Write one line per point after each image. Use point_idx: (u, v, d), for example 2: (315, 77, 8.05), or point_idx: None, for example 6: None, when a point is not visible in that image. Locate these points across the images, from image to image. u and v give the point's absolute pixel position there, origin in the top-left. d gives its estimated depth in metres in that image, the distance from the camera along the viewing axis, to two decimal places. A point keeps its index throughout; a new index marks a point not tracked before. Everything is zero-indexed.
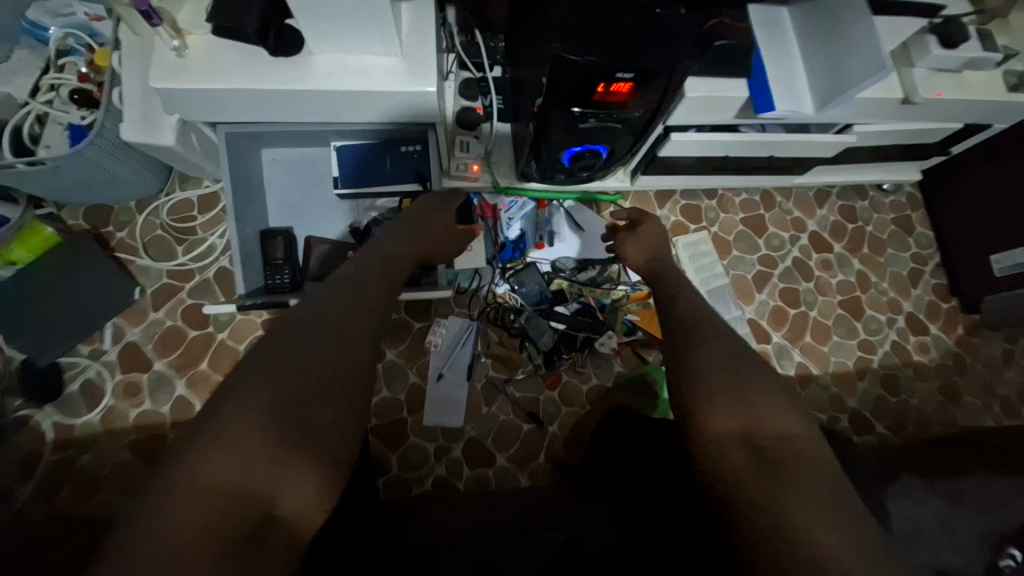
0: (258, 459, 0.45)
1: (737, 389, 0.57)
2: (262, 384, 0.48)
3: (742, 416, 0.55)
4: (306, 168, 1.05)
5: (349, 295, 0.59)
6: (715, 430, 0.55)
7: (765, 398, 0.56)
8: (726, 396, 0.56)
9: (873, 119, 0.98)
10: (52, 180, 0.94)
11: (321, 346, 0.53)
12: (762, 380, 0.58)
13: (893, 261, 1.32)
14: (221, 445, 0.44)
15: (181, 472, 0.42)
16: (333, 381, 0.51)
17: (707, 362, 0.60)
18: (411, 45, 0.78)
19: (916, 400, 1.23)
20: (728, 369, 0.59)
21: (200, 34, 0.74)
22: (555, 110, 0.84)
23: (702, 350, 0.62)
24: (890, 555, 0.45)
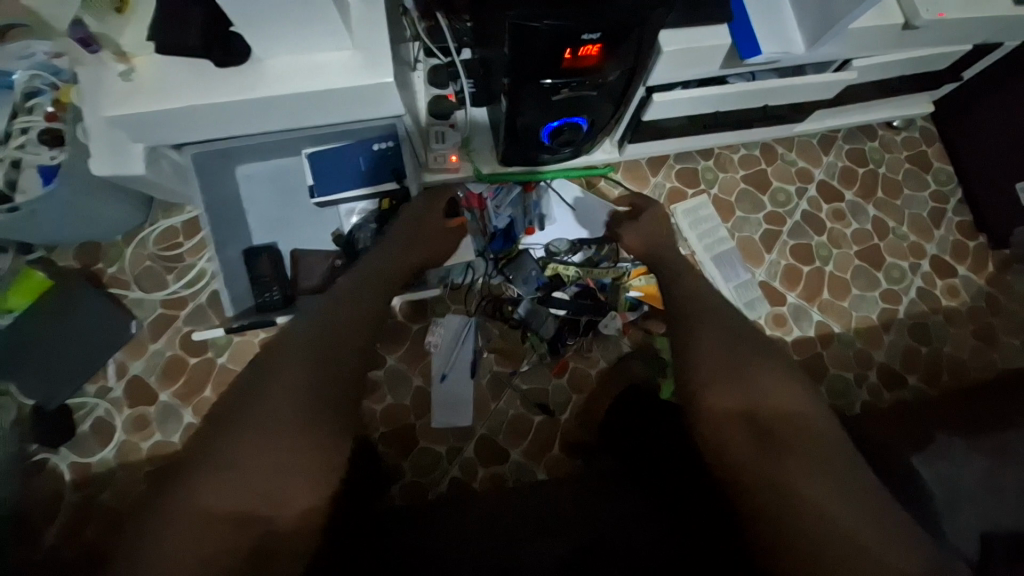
0: (272, 481, 0.57)
1: (738, 374, 0.65)
2: (269, 418, 0.60)
3: (742, 398, 0.63)
4: (281, 180, 1.02)
5: (336, 325, 0.70)
6: (721, 409, 0.63)
7: (770, 381, 0.64)
8: (730, 379, 0.65)
9: (873, 51, 0.90)
10: (33, 224, 0.95)
11: (313, 379, 0.64)
12: (762, 365, 0.66)
13: (911, 202, 1.24)
14: (238, 472, 0.56)
15: (210, 496, 0.55)
16: (327, 409, 0.62)
17: (714, 351, 0.68)
18: (363, 37, 0.74)
19: (950, 347, 1.15)
20: (730, 356, 0.67)
21: (146, 55, 0.72)
22: (524, 86, 0.80)
23: (709, 341, 0.70)
24: (866, 512, 0.55)
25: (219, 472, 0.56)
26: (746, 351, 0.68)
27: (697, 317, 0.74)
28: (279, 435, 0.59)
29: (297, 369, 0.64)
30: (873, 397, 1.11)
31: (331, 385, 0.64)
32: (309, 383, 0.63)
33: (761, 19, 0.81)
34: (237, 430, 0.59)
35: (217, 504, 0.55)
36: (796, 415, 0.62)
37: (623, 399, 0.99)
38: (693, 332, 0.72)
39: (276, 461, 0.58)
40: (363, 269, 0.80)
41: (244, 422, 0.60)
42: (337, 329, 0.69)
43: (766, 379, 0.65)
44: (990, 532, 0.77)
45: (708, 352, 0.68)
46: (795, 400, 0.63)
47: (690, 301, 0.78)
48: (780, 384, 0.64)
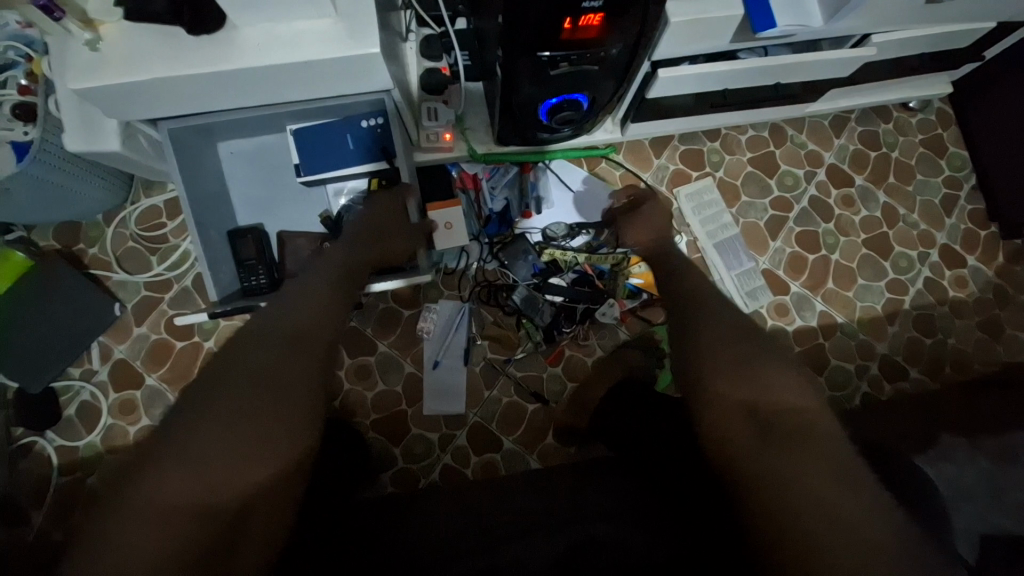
0: (231, 471, 0.51)
1: (739, 367, 0.60)
2: (226, 402, 0.54)
3: (749, 390, 0.58)
4: (267, 158, 0.97)
5: (302, 310, 0.65)
6: (722, 402, 0.58)
7: (775, 373, 0.59)
8: (732, 372, 0.60)
9: (894, 26, 0.84)
10: (8, 204, 0.91)
11: (278, 362, 0.58)
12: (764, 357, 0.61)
13: (923, 189, 1.19)
14: (190, 460, 0.50)
15: (158, 488, 0.48)
16: (292, 394, 0.57)
17: (712, 344, 0.64)
18: (347, 4, 0.68)
19: (954, 339, 1.12)
20: (731, 349, 0.62)
21: (113, 22, 0.67)
22: (520, 59, 0.74)
23: (707, 334, 0.65)
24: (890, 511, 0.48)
25: (167, 460, 0.49)
26: (748, 343, 0.63)
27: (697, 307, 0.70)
28: (241, 419, 0.53)
29: (261, 353, 0.59)
30: (873, 389, 1.09)
31: (297, 369, 0.59)
32: (273, 366, 0.58)
33: None
34: (190, 414, 0.52)
35: (165, 496, 0.48)
36: (802, 410, 0.55)
37: (617, 385, 0.96)
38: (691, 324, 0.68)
39: (236, 449, 0.52)
40: (351, 255, 0.78)
41: (198, 406, 0.53)
42: (303, 313, 0.65)
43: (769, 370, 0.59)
44: (988, 534, 0.76)
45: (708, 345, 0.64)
46: (800, 393, 0.57)
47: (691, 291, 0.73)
48: (784, 375, 0.59)
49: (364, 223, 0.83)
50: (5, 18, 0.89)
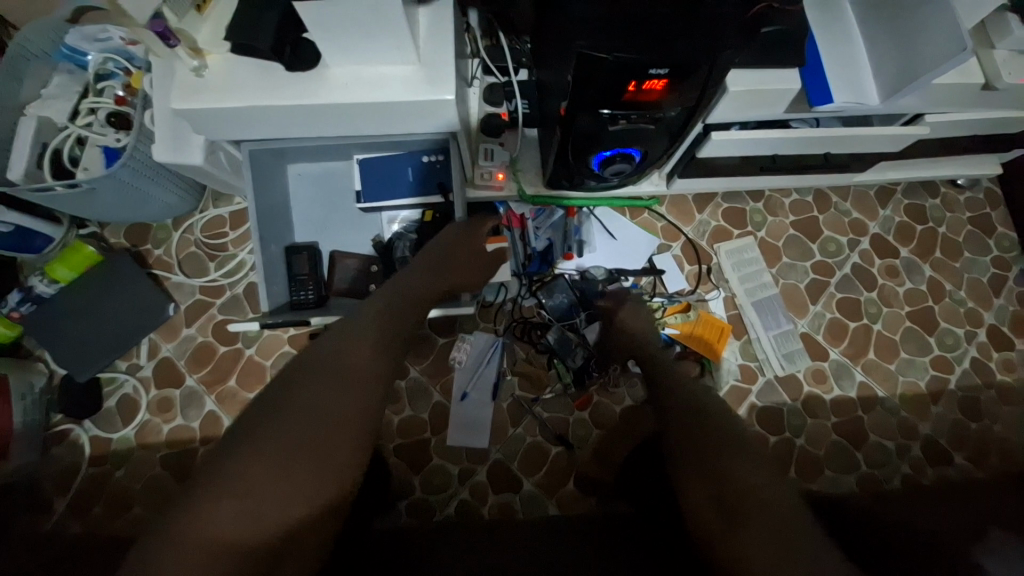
0: (273, 508, 0.52)
1: (710, 454, 0.63)
2: (274, 438, 0.56)
3: (710, 475, 0.60)
4: (329, 183, 1.03)
5: (359, 346, 0.67)
6: (696, 494, 0.61)
7: (739, 461, 0.61)
8: (704, 458, 0.62)
9: (950, 108, 0.85)
10: (88, 202, 0.98)
11: (326, 402, 0.60)
12: (732, 442, 0.63)
13: (971, 267, 1.17)
14: (236, 495, 0.51)
15: (203, 522, 0.49)
16: (337, 435, 0.59)
17: (692, 425, 0.67)
18: (429, 53, 0.74)
19: (1002, 427, 1.07)
20: (709, 431, 0.65)
21: (219, 53, 0.73)
22: (582, 113, 0.79)
23: (696, 417, 0.68)
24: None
25: (216, 493, 0.51)
26: (728, 433, 0.65)
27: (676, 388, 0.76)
28: (286, 456, 0.55)
29: (313, 391, 0.60)
30: (915, 471, 1.04)
31: (345, 407, 0.61)
32: (324, 404, 0.60)
33: (834, 62, 0.78)
34: (243, 445, 0.55)
35: (210, 530, 0.49)
36: (764, 489, 0.58)
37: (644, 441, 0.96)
38: (679, 405, 0.72)
39: (280, 488, 0.53)
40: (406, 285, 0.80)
41: (249, 439, 0.55)
42: (358, 348, 0.67)
43: (736, 452, 0.62)
44: None
45: (686, 427, 0.67)
46: (772, 483, 0.58)
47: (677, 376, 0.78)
48: (749, 462, 0.61)
49: (426, 255, 0.86)
50: (110, 34, 1.01)
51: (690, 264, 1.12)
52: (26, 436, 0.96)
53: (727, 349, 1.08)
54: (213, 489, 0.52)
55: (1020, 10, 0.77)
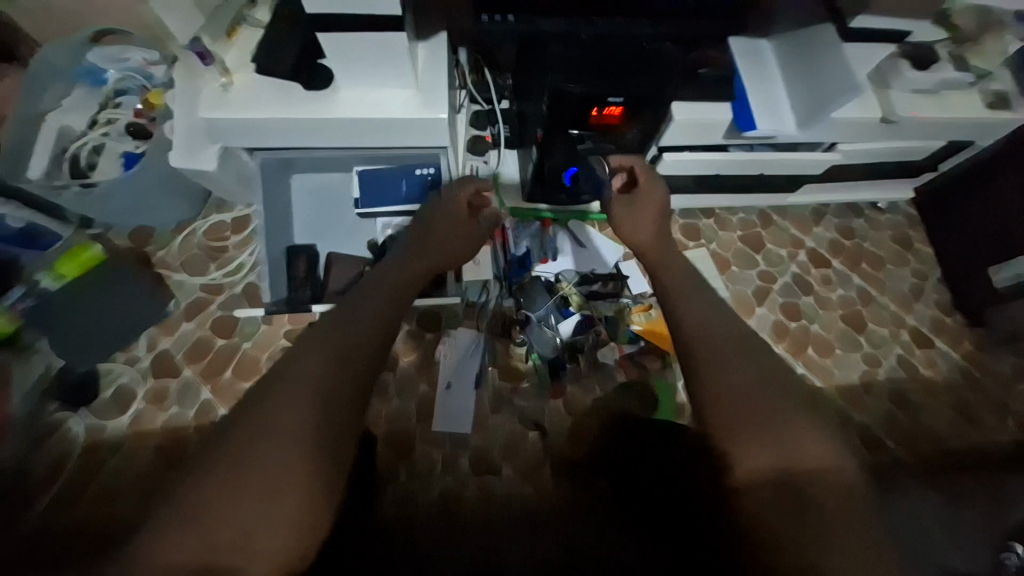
0: (270, 513, 0.58)
1: (750, 434, 0.65)
2: (255, 447, 0.61)
3: (778, 455, 0.63)
4: (328, 192, 1.14)
5: (326, 341, 0.70)
6: (756, 472, 0.63)
7: (786, 431, 0.64)
8: (749, 442, 0.64)
9: (858, 139, 1.03)
10: (99, 202, 1.05)
11: (294, 401, 0.64)
12: (768, 409, 0.65)
13: (893, 277, 1.34)
14: (241, 504, 0.58)
15: (207, 535, 0.56)
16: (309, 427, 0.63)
17: (727, 403, 0.67)
18: (425, 80, 0.88)
19: (927, 416, 1.21)
20: (751, 405, 0.66)
21: (244, 73, 0.85)
22: (554, 136, 0.93)
23: (736, 387, 0.68)
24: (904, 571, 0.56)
25: (217, 507, 0.57)
26: (769, 402, 0.66)
27: (708, 347, 0.72)
28: (262, 464, 0.60)
29: (284, 397, 0.64)
30: None
31: (316, 402, 0.65)
32: (291, 411, 0.63)
33: (758, 100, 0.93)
34: (230, 460, 0.60)
35: (217, 539, 0.56)
36: (822, 471, 0.62)
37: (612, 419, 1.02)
38: (715, 369, 0.70)
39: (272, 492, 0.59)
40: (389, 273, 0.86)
41: (235, 454, 0.60)
42: (321, 346, 0.70)
43: (783, 418, 0.65)
44: None
45: (725, 403, 0.67)
46: (819, 458, 0.62)
47: (708, 324, 0.75)
48: (794, 433, 0.64)
49: (412, 240, 0.94)
50: (132, 56, 1.12)
51: None
52: (22, 423, 1.01)
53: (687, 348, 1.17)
54: (207, 500, 0.58)
55: (909, 57, 0.94)
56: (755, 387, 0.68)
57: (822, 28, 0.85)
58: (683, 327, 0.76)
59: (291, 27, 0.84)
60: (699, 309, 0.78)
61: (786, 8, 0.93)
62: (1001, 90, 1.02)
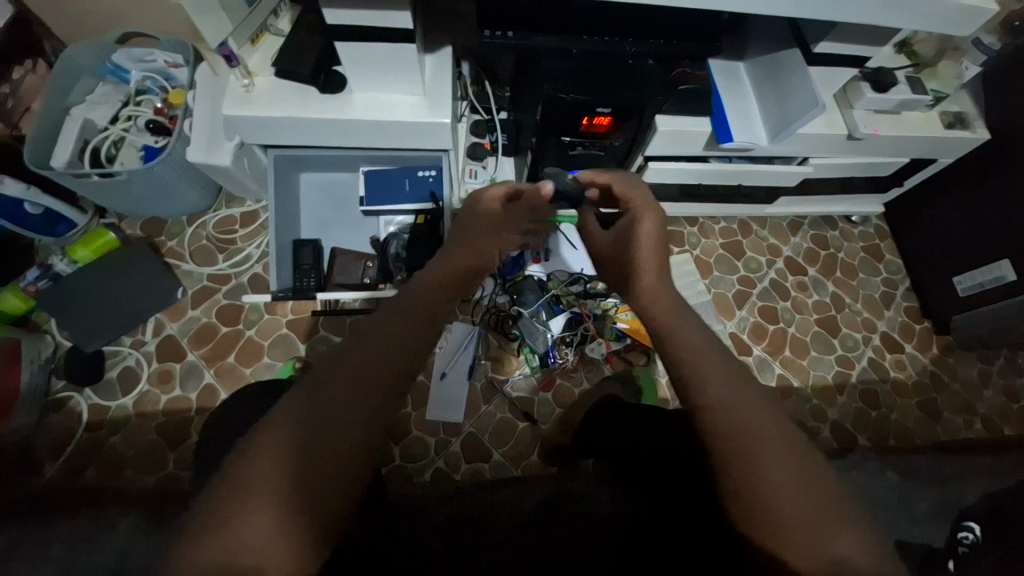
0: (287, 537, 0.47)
1: (766, 498, 0.48)
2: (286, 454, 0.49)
3: (777, 447, 0.50)
4: (335, 190, 1.22)
5: (370, 334, 0.55)
6: (759, 474, 0.49)
7: (793, 494, 0.48)
8: (757, 502, 0.48)
9: (826, 153, 1.13)
10: (116, 191, 1.10)
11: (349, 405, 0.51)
12: (782, 466, 0.49)
13: (866, 285, 1.42)
14: (255, 516, 0.47)
15: (211, 549, 0.45)
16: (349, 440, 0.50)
17: (753, 462, 0.49)
18: (431, 88, 0.96)
19: (897, 415, 1.28)
20: (760, 471, 0.49)
21: (266, 75, 0.93)
22: (549, 139, 1.02)
23: (752, 446, 0.49)
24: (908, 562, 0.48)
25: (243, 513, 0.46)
26: (793, 458, 0.49)
27: (721, 388, 0.52)
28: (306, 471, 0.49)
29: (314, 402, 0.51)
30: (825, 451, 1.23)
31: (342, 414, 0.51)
32: (350, 412, 0.51)
33: (734, 115, 1.03)
34: (248, 464, 0.48)
35: (226, 559, 0.45)
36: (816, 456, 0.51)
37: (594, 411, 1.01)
38: (727, 425, 0.50)
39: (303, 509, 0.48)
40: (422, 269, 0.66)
41: (257, 457, 0.48)
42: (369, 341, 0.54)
43: (785, 485, 0.48)
44: None
45: (738, 462, 0.49)
46: (841, 530, 0.47)
47: (714, 362, 0.54)
48: (796, 495, 0.48)
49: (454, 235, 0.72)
50: (156, 58, 1.20)
51: None
52: (30, 399, 1.07)
53: None
54: (236, 504, 0.47)
55: (870, 80, 1.03)
56: (778, 450, 0.49)
57: (789, 53, 0.95)
58: (687, 362, 0.54)
59: (311, 35, 0.92)
60: (706, 350, 0.55)
61: (759, 34, 1.02)
62: (959, 111, 1.12)
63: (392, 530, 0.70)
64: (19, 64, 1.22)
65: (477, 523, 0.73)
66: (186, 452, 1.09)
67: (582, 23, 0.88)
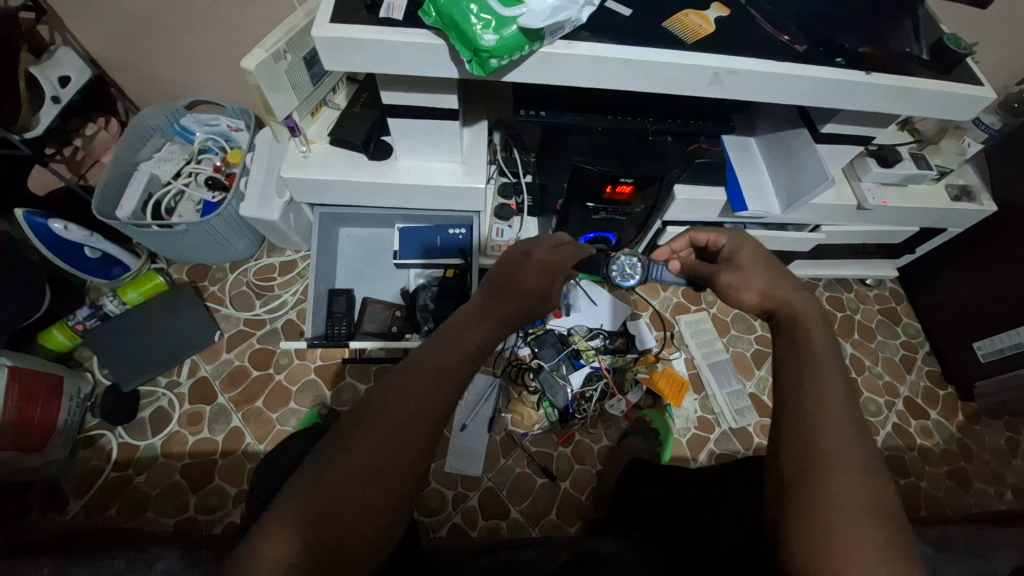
0: (352, 532, 0.46)
1: (830, 537, 0.42)
2: (345, 458, 0.48)
3: (859, 481, 0.44)
4: (370, 243, 1.31)
5: (436, 355, 0.54)
6: (832, 504, 0.43)
7: (868, 540, 0.42)
8: (822, 534, 0.43)
9: (837, 221, 1.18)
10: (172, 240, 1.19)
11: (426, 411, 0.51)
12: (855, 498, 0.43)
13: (884, 347, 1.43)
14: (290, 522, 0.45)
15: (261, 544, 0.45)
16: (403, 457, 0.49)
17: (828, 488, 0.44)
18: (469, 156, 1.05)
19: (926, 484, 1.25)
20: (828, 505, 0.43)
21: (322, 143, 1.04)
22: (573, 205, 1.10)
23: (831, 476, 0.44)
24: None
25: (305, 508, 0.46)
26: (873, 505, 0.43)
27: (801, 412, 0.48)
28: (364, 481, 0.47)
29: (383, 410, 0.50)
30: None
31: (401, 428, 0.50)
32: (407, 429, 0.50)
33: (748, 186, 1.10)
34: (310, 465, 0.48)
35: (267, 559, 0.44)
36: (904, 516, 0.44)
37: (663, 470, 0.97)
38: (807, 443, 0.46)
39: (367, 507, 0.47)
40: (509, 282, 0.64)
41: (324, 454, 0.49)
42: (449, 350, 0.55)
43: (854, 516, 0.42)
44: None
45: (814, 486, 0.44)
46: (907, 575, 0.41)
47: (825, 379, 0.49)
48: (872, 540, 0.42)
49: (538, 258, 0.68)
50: (220, 122, 1.33)
51: (657, 330, 1.36)
52: (65, 435, 1.11)
53: (687, 400, 1.28)
54: (306, 492, 0.46)
55: (875, 156, 1.10)
56: (848, 487, 0.44)
57: (796, 133, 1.03)
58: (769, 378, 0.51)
59: (365, 110, 1.04)
60: (799, 368, 0.51)
61: (769, 115, 1.12)
62: (964, 184, 1.18)
63: None
64: (92, 121, 1.35)
65: (503, 571, 0.73)
66: (207, 495, 1.11)
67: (608, 106, 0.97)
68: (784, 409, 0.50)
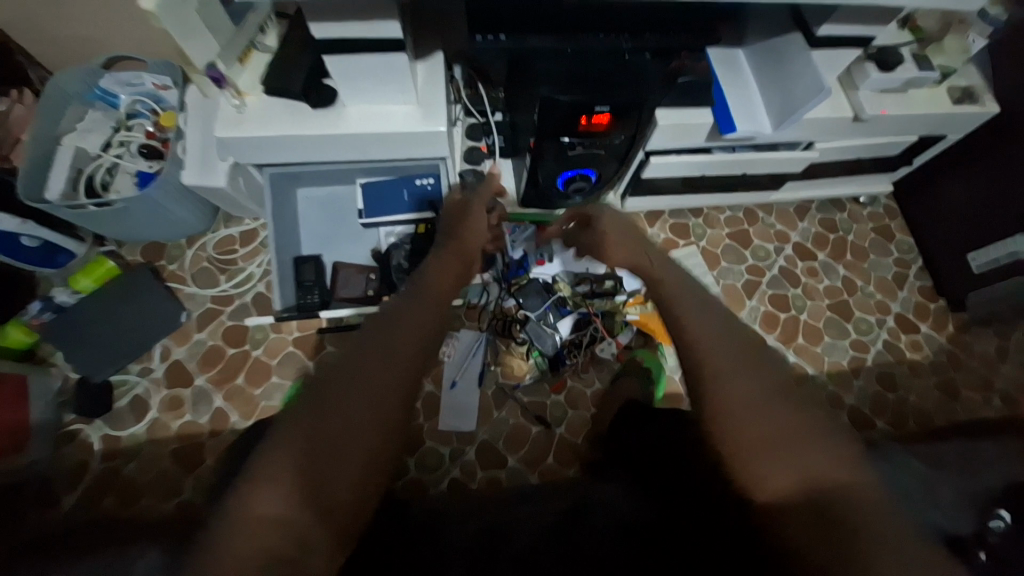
0: (340, 514, 0.44)
1: (769, 449, 0.49)
2: (322, 430, 0.46)
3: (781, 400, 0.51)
4: (334, 205, 1.21)
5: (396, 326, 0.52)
6: (762, 422, 0.50)
7: (799, 450, 0.49)
8: (747, 459, 0.50)
9: (833, 136, 1.10)
10: (115, 219, 1.09)
11: (393, 380, 0.49)
12: (777, 417, 0.50)
13: (877, 266, 1.40)
14: (265, 508, 0.43)
15: (217, 545, 0.41)
16: (381, 426, 0.47)
17: (742, 417, 0.51)
18: (424, 94, 0.93)
19: (915, 396, 1.27)
20: (762, 426, 0.50)
21: (256, 94, 0.91)
22: (546, 142, 1.01)
23: (750, 409, 0.51)
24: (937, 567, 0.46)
25: (271, 500, 0.43)
26: (794, 421, 0.50)
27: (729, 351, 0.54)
28: (341, 454, 0.45)
29: (354, 382, 0.48)
30: None
31: (375, 400, 0.47)
32: (380, 399, 0.47)
33: (737, 106, 1.01)
34: (280, 448, 0.45)
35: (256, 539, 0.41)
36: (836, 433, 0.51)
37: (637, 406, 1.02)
38: (718, 386, 0.52)
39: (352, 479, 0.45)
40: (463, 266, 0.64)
41: (294, 432, 0.46)
42: (415, 324, 0.53)
43: (780, 432, 0.50)
44: None
45: (732, 421, 0.51)
46: None
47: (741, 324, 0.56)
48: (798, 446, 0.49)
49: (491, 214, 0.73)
50: (144, 80, 1.17)
51: None
52: (43, 432, 1.07)
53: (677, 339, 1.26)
54: (280, 474, 0.44)
55: (875, 60, 0.99)
56: (773, 409, 0.51)
57: (791, 37, 0.91)
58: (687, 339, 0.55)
59: (298, 52, 0.90)
60: (707, 321, 0.57)
61: (758, 20, 1.00)
62: (967, 85, 1.09)
63: (414, 542, 0.69)
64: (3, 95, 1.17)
65: (500, 523, 0.73)
66: (202, 476, 1.10)
67: (577, 22, 0.85)
68: (724, 350, 0.54)
